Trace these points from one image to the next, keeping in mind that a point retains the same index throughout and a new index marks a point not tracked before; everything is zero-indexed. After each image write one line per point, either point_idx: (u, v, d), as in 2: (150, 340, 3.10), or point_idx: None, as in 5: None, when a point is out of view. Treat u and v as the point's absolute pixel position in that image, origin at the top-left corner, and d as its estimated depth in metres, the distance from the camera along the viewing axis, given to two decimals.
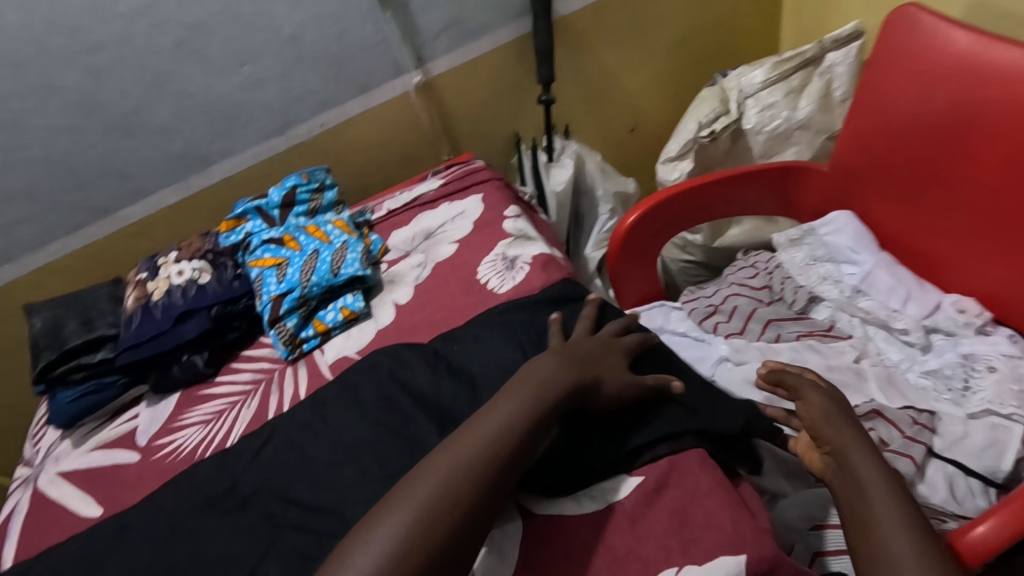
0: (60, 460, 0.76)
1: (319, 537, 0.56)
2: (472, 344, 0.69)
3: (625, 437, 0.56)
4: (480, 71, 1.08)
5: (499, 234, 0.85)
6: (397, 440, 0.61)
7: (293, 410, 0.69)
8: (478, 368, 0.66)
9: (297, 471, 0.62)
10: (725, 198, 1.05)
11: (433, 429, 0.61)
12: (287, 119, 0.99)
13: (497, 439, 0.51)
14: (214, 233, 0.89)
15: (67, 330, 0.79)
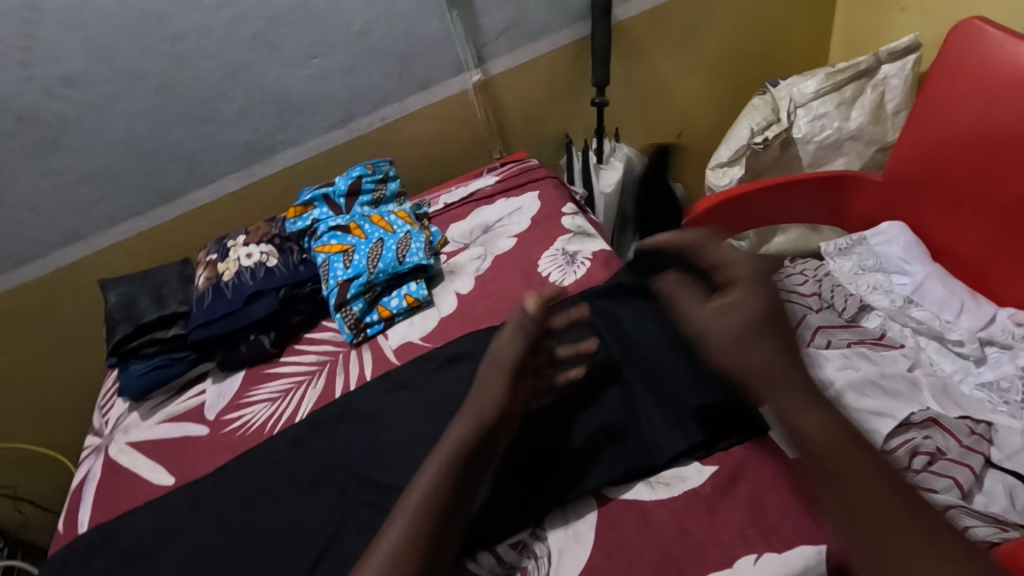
0: (129, 430, 0.79)
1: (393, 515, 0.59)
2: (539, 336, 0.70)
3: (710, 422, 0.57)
4: (536, 72, 1.11)
5: (557, 229, 0.87)
6: None
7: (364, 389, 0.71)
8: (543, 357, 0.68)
9: (370, 450, 0.65)
10: (774, 206, 1.05)
11: None
12: (349, 113, 1.02)
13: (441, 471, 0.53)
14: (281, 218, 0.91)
15: (140, 306, 0.82)
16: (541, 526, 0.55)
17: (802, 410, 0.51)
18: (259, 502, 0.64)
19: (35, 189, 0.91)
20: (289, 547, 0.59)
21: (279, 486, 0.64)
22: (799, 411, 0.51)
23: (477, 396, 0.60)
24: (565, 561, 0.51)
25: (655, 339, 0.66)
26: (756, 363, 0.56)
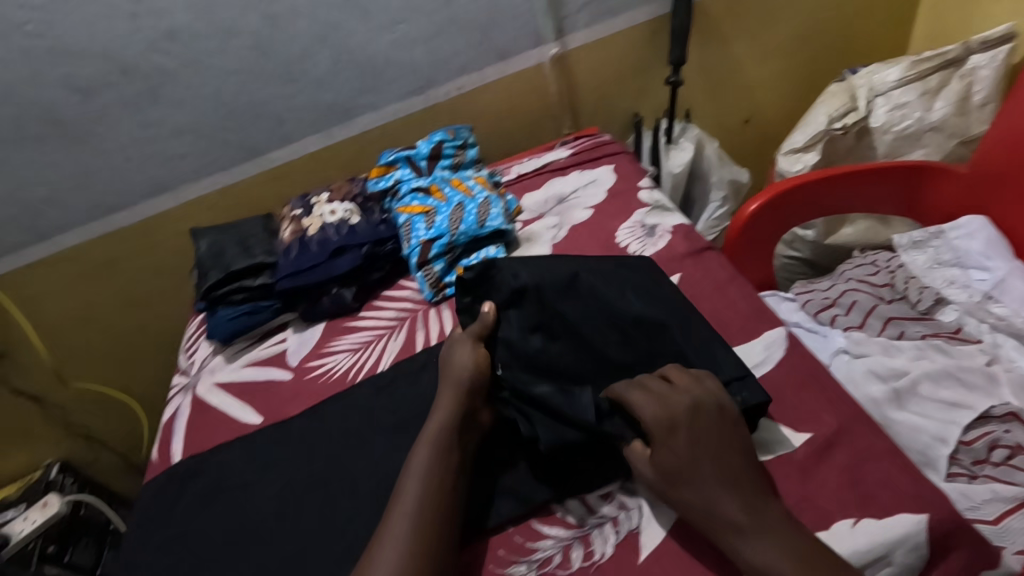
0: (215, 372, 0.83)
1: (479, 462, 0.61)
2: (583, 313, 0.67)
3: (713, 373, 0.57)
4: (612, 48, 1.10)
5: (635, 203, 0.87)
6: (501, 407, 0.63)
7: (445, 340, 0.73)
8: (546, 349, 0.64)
9: None
10: (849, 194, 1.04)
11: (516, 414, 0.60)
12: (427, 80, 1.03)
13: (428, 455, 0.57)
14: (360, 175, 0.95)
15: (228, 254, 0.86)
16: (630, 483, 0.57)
17: (751, 540, 0.47)
18: (347, 443, 0.67)
19: (132, 140, 0.95)
20: (377, 485, 0.62)
21: (367, 429, 0.67)
22: (759, 540, 0.47)
23: (449, 385, 0.62)
24: (655, 515, 0.54)
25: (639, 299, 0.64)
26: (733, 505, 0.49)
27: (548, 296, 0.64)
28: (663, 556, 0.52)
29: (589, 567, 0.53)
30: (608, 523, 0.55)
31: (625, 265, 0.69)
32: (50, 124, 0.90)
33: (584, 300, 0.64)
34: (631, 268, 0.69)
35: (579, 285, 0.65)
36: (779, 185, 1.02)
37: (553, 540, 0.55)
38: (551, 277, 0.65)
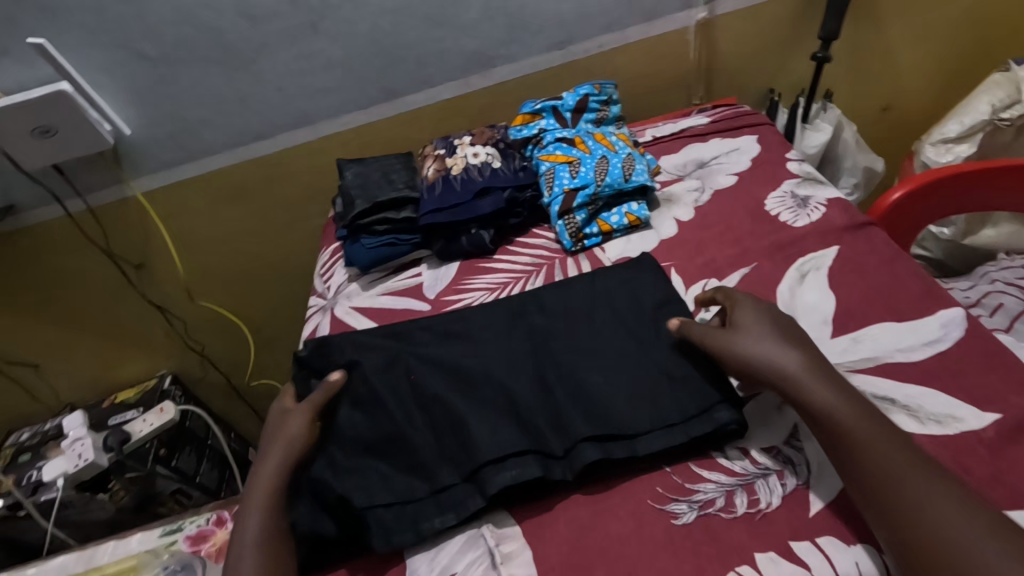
0: (351, 297, 0.86)
1: None
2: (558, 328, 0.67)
3: (494, 448, 0.55)
4: (760, 17, 1.07)
5: (784, 173, 0.85)
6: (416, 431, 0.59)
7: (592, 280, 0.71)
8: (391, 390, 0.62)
9: None
10: (994, 191, 0.95)
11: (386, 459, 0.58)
12: (570, 35, 1.03)
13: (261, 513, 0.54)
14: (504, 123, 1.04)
15: (372, 186, 0.89)
16: (796, 437, 0.55)
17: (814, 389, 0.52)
18: None
19: (286, 70, 0.99)
20: None
21: None
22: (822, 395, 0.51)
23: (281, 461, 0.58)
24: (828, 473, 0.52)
25: (456, 376, 0.62)
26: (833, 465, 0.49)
27: (370, 369, 0.63)
28: (838, 513, 0.50)
29: (757, 514, 0.51)
30: (773, 475, 0.53)
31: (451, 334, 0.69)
32: (218, 47, 0.95)
33: (396, 377, 0.63)
34: (482, 338, 0.67)
35: (399, 365, 0.64)
36: (923, 174, 0.94)
37: (715, 484, 0.53)
38: (375, 356, 0.65)
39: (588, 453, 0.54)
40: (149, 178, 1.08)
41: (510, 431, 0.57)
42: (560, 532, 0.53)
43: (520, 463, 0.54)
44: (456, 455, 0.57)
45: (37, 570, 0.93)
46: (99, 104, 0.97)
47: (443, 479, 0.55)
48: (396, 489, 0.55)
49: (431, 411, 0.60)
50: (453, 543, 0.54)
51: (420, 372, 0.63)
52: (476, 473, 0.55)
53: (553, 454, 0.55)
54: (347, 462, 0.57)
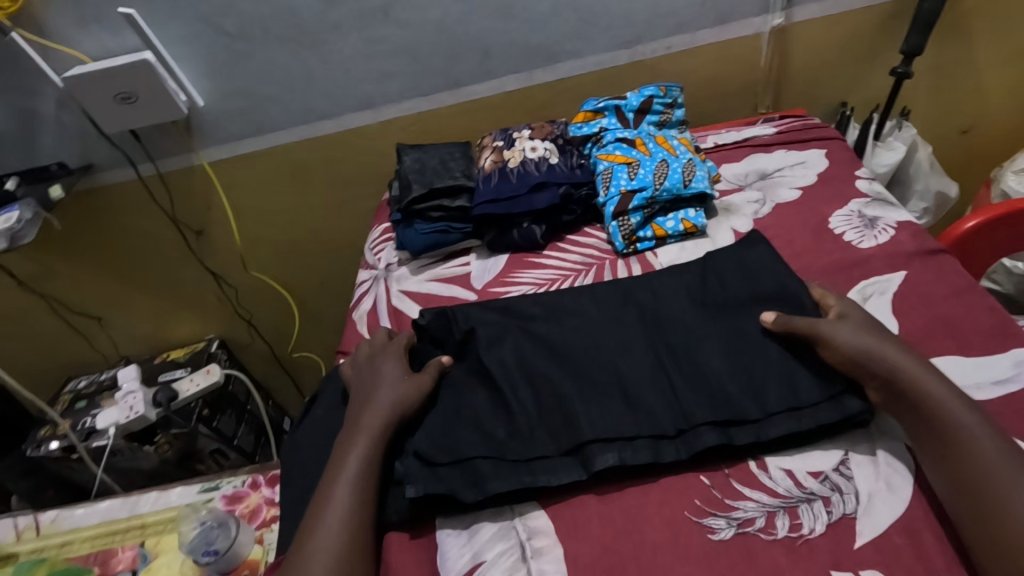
0: (400, 280, 0.87)
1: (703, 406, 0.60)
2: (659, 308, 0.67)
3: (601, 426, 0.57)
4: (839, 27, 1.03)
5: (852, 191, 0.81)
6: (523, 399, 0.60)
7: (636, 287, 0.70)
8: (497, 362, 0.64)
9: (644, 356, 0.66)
10: None
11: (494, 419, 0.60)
12: (638, 35, 1.01)
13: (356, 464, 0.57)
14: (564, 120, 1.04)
15: (429, 173, 0.90)
16: (846, 465, 0.53)
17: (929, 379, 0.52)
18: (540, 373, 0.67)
19: (355, 54, 1.01)
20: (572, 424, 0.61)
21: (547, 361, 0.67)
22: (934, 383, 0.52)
23: (367, 430, 0.59)
24: (877, 505, 0.50)
25: (561, 354, 0.64)
26: (936, 475, 0.49)
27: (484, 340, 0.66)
28: (886, 547, 0.48)
29: (798, 539, 0.50)
30: (819, 501, 0.51)
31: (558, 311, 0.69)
32: (292, 26, 0.98)
33: (505, 353, 0.64)
34: (590, 314, 0.68)
35: (505, 343, 0.66)
36: (1003, 204, 0.88)
37: (755, 502, 0.52)
38: (488, 326, 0.68)
39: (705, 438, 0.55)
40: (215, 150, 1.12)
41: (618, 409, 0.58)
42: (592, 532, 0.53)
43: (631, 447, 0.56)
44: (559, 430, 0.58)
45: (85, 511, 0.98)
46: (177, 75, 1.01)
47: (543, 449, 0.57)
48: (492, 444, 0.58)
49: (537, 386, 0.61)
50: (485, 531, 0.55)
51: (527, 349, 0.65)
52: (581, 448, 0.56)
53: (665, 436, 0.56)
54: (451, 424, 0.60)
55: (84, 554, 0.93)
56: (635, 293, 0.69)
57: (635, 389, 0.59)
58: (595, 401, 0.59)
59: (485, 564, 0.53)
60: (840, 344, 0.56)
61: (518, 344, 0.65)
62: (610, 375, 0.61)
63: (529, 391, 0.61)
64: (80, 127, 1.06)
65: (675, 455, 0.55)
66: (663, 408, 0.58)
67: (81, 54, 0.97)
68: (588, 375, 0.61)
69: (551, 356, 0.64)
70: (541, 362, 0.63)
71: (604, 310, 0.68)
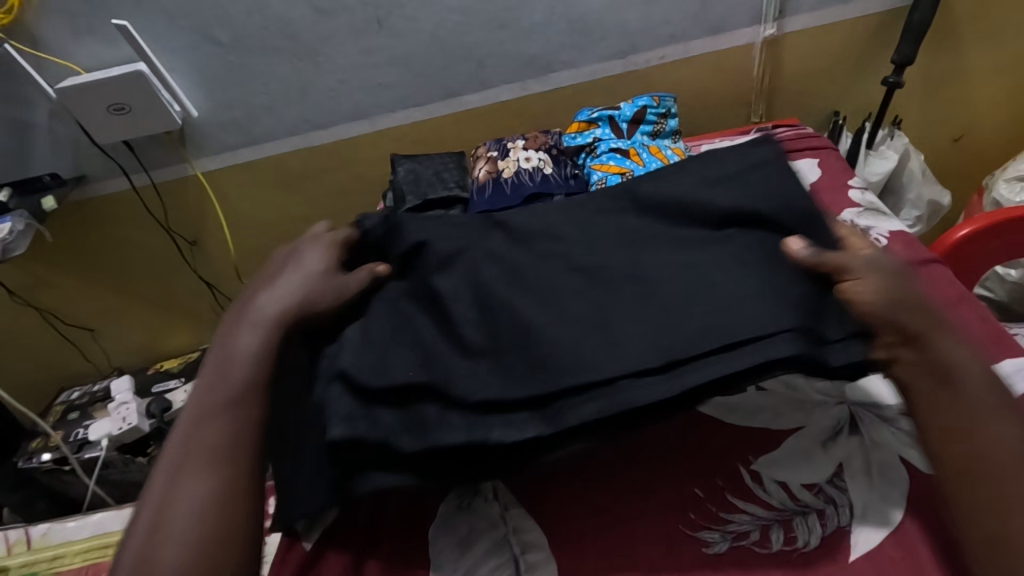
0: None
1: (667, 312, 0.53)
2: (644, 226, 0.60)
3: (571, 371, 0.50)
4: (832, 37, 1.04)
5: (845, 201, 0.82)
6: (484, 330, 0.54)
7: (623, 203, 0.62)
8: (455, 292, 0.56)
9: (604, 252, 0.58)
10: None
11: (449, 353, 0.53)
12: (632, 45, 1.02)
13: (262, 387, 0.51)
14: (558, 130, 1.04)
15: (423, 183, 0.90)
16: (840, 477, 0.53)
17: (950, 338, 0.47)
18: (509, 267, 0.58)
19: (350, 64, 1.01)
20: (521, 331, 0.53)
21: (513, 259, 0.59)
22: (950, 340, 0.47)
23: (268, 347, 0.53)
24: (872, 518, 0.50)
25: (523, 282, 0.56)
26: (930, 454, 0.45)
27: (444, 268, 0.58)
28: (882, 561, 0.48)
29: (794, 553, 0.49)
30: (813, 514, 0.51)
31: (533, 230, 0.61)
32: (286, 37, 0.98)
33: (466, 279, 0.57)
34: (567, 236, 0.60)
35: (458, 265, 0.58)
36: (996, 212, 0.89)
37: (749, 515, 0.52)
38: (449, 251, 0.59)
39: (683, 379, 0.49)
40: (209, 160, 1.12)
41: (591, 348, 0.51)
42: (587, 545, 0.53)
43: (603, 393, 0.49)
44: (521, 367, 0.51)
45: (77, 523, 0.97)
46: (170, 85, 1.01)
47: (499, 390, 0.50)
48: (439, 381, 0.51)
49: (497, 315, 0.54)
50: (480, 545, 0.54)
51: (490, 272, 0.57)
52: (551, 398, 0.50)
53: (648, 369, 0.50)
54: (390, 353, 0.53)
55: (76, 567, 0.92)
56: (625, 213, 0.61)
57: (611, 317, 0.52)
58: (564, 324, 0.53)
59: None
60: (858, 279, 0.50)
61: (485, 266, 0.57)
62: (587, 300, 0.54)
63: (490, 318, 0.54)
64: (73, 137, 1.06)
65: (651, 396, 0.49)
66: (639, 339, 0.51)
67: (75, 64, 0.97)
68: (558, 299, 0.54)
69: (516, 279, 0.56)
70: (513, 286, 0.56)
71: (588, 228, 0.60)
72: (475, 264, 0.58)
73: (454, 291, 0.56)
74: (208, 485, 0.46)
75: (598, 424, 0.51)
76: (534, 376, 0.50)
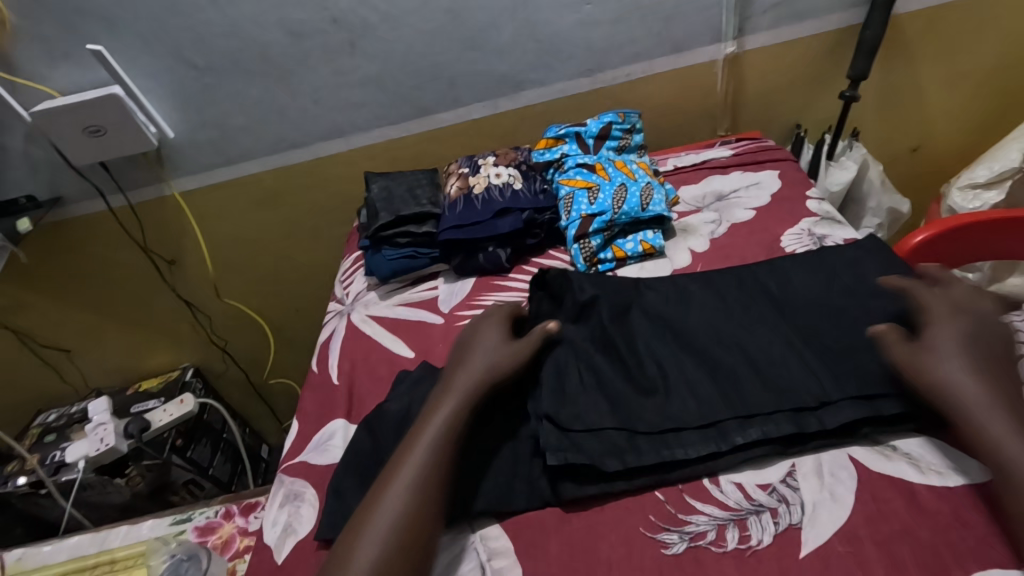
0: (369, 305, 0.89)
1: (817, 357, 0.62)
2: (776, 275, 0.73)
3: (738, 406, 0.59)
4: (790, 54, 1.08)
5: (802, 211, 0.85)
6: (664, 373, 0.64)
7: (748, 268, 0.75)
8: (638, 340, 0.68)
9: (752, 307, 0.70)
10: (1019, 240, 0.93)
11: (625, 386, 0.63)
12: (598, 63, 1.05)
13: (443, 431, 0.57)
14: (529, 145, 1.07)
15: (396, 199, 0.92)
16: (792, 477, 0.55)
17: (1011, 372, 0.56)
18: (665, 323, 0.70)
19: (324, 85, 1.04)
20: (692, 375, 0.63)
21: (665, 310, 0.71)
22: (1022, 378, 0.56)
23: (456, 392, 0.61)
24: (821, 514, 0.52)
25: (679, 332, 0.68)
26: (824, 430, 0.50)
27: (607, 321, 0.71)
28: (829, 556, 0.49)
29: (746, 550, 0.51)
30: (766, 513, 0.53)
31: (686, 293, 0.73)
32: (260, 59, 1.00)
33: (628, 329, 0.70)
34: (698, 296, 0.72)
35: (631, 316, 0.71)
36: (950, 219, 0.92)
37: (706, 516, 0.54)
38: (606, 302, 0.73)
39: (848, 412, 0.57)
40: (187, 179, 1.13)
41: (754, 391, 0.60)
42: (551, 551, 0.54)
43: (771, 421, 0.58)
44: (708, 400, 0.60)
45: (52, 548, 0.97)
46: (146, 107, 1.02)
47: (680, 421, 0.59)
48: (623, 414, 0.60)
49: (660, 361, 0.65)
50: (442, 558, 0.55)
51: (636, 324, 0.70)
52: (721, 422, 0.58)
53: (806, 407, 0.58)
54: (570, 382, 0.64)
55: None
56: (751, 269, 0.75)
57: (772, 360, 0.63)
58: (727, 370, 0.63)
59: None
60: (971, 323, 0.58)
61: (648, 320, 0.70)
62: (754, 349, 0.64)
63: (665, 362, 0.65)
64: (49, 160, 1.07)
65: (821, 425, 0.57)
66: (804, 380, 0.60)
67: (50, 88, 0.98)
68: (718, 346, 0.65)
69: (672, 334, 0.68)
70: (689, 340, 0.67)
71: (732, 292, 0.72)
72: (640, 315, 0.71)
73: (626, 339, 0.68)
74: (390, 523, 0.52)
75: (779, 447, 0.57)
76: (726, 411, 0.59)
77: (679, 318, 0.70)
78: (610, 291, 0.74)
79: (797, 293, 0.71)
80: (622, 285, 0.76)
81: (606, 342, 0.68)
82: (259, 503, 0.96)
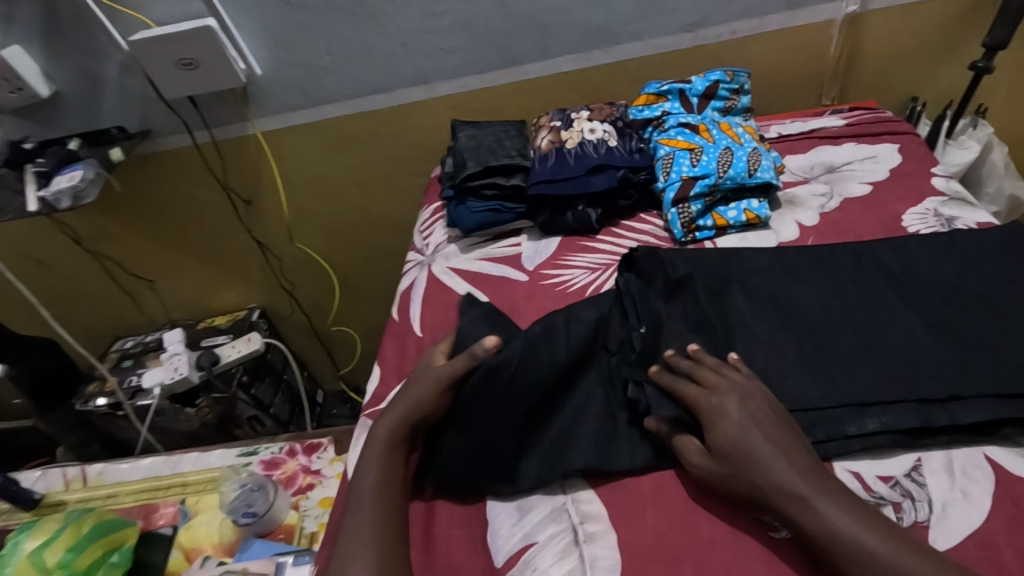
0: (449, 258, 0.87)
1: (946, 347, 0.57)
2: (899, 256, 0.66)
3: (854, 393, 0.55)
4: (919, 17, 0.98)
5: (927, 188, 0.78)
6: (768, 352, 0.60)
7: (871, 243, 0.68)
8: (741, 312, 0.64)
9: (875, 285, 0.63)
10: None
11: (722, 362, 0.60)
12: (703, 18, 0.98)
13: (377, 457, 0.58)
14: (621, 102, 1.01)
15: (483, 150, 0.89)
16: (918, 471, 0.51)
17: None
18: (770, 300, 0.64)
19: (413, 27, 1.00)
20: (802, 356, 0.59)
21: (777, 280, 0.66)
22: None
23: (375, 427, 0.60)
24: (952, 514, 0.48)
25: (786, 309, 0.63)
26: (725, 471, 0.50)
27: (704, 289, 0.65)
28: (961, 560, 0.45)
29: None
30: (889, 506, 0.49)
31: (793, 266, 0.67)
32: None
33: (725, 305, 0.64)
34: (812, 271, 0.66)
35: (731, 292, 0.65)
36: None
37: None
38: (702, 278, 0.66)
39: (965, 415, 0.52)
40: (270, 120, 1.13)
41: (874, 376, 0.56)
42: (648, 521, 0.52)
43: (891, 411, 0.53)
44: (821, 383, 0.56)
45: (130, 466, 1.01)
46: (237, 42, 1.01)
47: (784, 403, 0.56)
48: None
49: (765, 337, 0.61)
50: (537, 513, 0.55)
51: (732, 297, 0.65)
52: (832, 408, 0.55)
53: (933, 399, 0.53)
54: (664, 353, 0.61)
55: (128, 506, 0.96)
56: (872, 247, 0.67)
57: (893, 345, 0.58)
58: (842, 353, 0.58)
59: (537, 545, 0.53)
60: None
61: (749, 292, 0.65)
62: (874, 333, 0.59)
63: (768, 344, 0.60)
64: (142, 92, 1.08)
65: (950, 421, 0.52)
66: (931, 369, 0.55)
67: (146, 17, 0.98)
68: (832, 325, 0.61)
69: (780, 310, 0.63)
70: (798, 317, 0.62)
71: (846, 269, 0.66)
72: (744, 289, 0.65)
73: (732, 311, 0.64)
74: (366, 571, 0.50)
75: (898, 443, 0.52)
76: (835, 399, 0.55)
77: (788, 291, 0.65)
78: (710, 260, 0.68)
79: (928, 274, 0.63)
80: (724, 255, 0.69)
81: (707, 312, 0.64)
82: (322, 444, 0.97)
